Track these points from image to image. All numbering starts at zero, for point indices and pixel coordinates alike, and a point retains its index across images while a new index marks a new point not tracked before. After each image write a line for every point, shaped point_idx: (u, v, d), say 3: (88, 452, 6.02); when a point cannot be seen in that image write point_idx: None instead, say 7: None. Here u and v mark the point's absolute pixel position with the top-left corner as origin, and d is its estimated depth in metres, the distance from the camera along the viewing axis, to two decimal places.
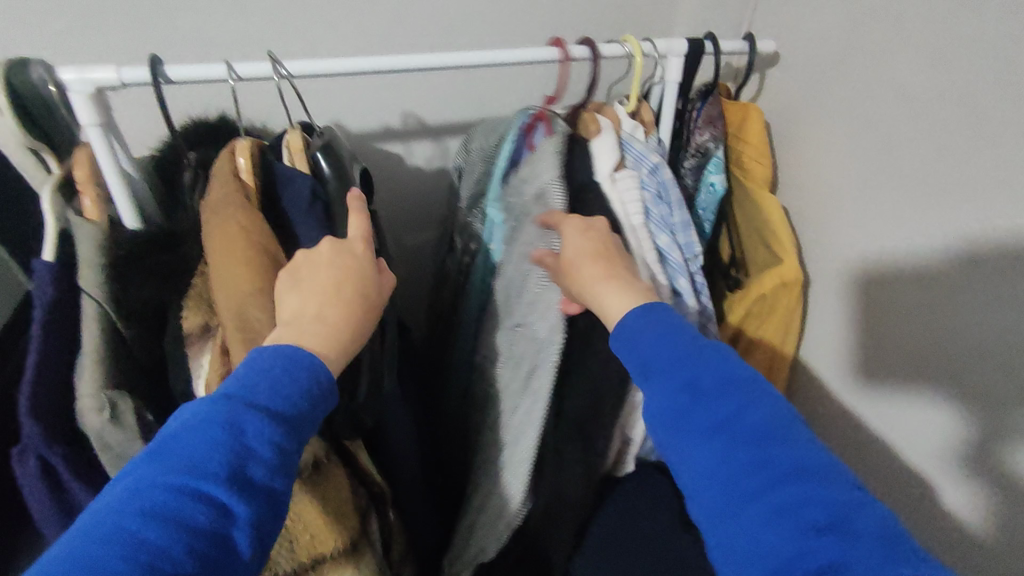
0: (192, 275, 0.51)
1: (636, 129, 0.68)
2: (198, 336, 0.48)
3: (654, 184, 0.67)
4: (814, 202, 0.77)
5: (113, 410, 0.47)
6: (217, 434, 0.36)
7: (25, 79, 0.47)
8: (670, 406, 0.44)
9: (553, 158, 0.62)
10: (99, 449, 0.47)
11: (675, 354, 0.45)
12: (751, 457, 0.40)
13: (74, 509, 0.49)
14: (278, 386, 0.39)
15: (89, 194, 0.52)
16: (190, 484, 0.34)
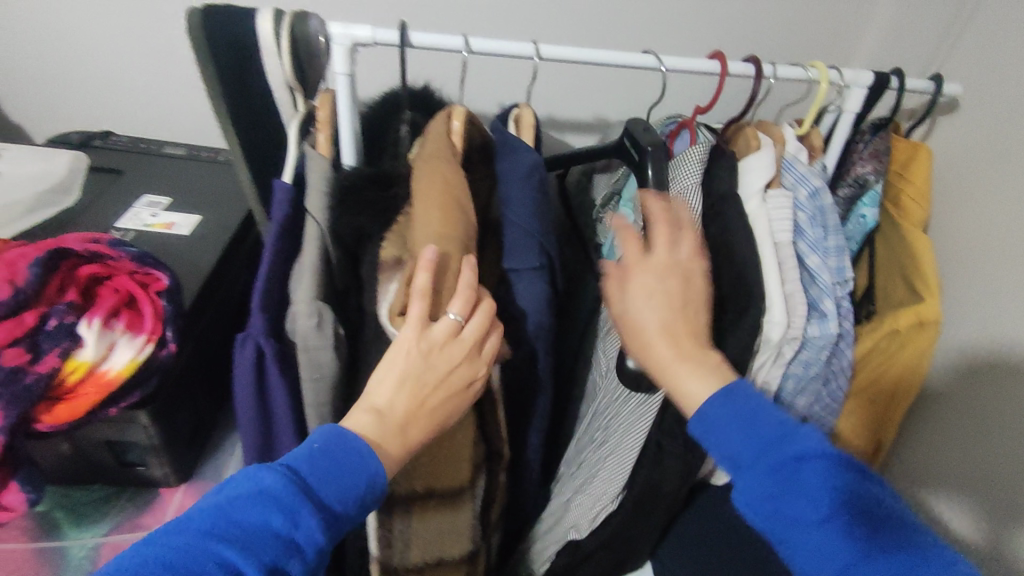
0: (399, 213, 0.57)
1: (801, 151, 0.69)
2: (391, 266, 0.53)
3: (812, 206, 0.68)
4: (978, 243, 0.68)
5: (319, 317, 0.53)
6: (273, 520, 0.35)
7: (303, 29, 0.55)
8: (769, 498, 0.40)
9: (697, 164, 0.65)
10: (302, 349, 0.53)
11: (763, 441, 0.40)
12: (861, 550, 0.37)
13: (268, 391, 0.56)
14: (342, 484, 0.38)
15: (324, 131, 0.59)
16: (232, 567, 0.34)
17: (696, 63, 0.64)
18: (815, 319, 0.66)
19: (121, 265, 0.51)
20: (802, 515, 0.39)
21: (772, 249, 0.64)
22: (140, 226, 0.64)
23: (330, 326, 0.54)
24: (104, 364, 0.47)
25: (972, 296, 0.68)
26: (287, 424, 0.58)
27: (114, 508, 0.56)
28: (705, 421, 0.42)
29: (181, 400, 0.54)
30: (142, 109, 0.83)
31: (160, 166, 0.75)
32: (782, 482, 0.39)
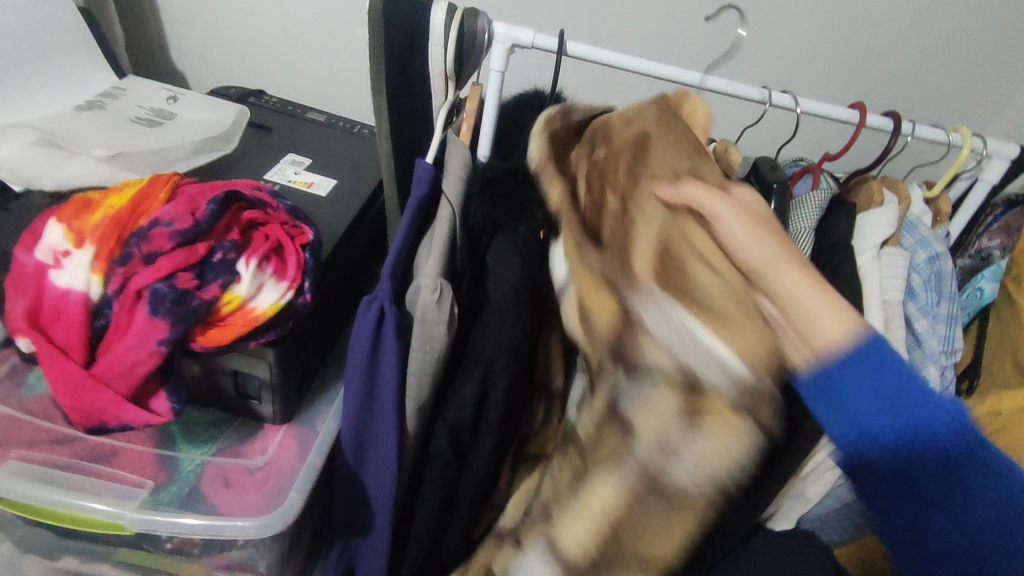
0: (532, 210, 0.58)
1: (926, 215, 0.69)
2: (513, 250, 0.58)
3: (929, 270, 0.67)
4: None
5: (440, 293, 0.57)
6: None
7: (472, 25, 0.60)
8: (874, 424, 0.38)
9: (815, 207, 0.66)
10: (420, 320, 0.58)
11: (875, 366, 0.38)
12: (942, 468, 0.38)
13: (376, 355, 0.59)
14: None
15: (468, 122, 0.64)
16: None
17: (837, 108, 0.64)
18: None
19: (276, 215, 0.57)
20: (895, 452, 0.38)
21: (880, 306, 0.64)
22: (285, 182, 0.70)
23: (448, 303, 0.58)
24: (252, 301, 0.52)
25: None
26: (386, 391, 0.61)
27: (223, 433, 0.61)
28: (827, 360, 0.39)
29: (301, 346, 0.59)
30: (291, 73, 0.90)
31: (301, 129, 0.81)
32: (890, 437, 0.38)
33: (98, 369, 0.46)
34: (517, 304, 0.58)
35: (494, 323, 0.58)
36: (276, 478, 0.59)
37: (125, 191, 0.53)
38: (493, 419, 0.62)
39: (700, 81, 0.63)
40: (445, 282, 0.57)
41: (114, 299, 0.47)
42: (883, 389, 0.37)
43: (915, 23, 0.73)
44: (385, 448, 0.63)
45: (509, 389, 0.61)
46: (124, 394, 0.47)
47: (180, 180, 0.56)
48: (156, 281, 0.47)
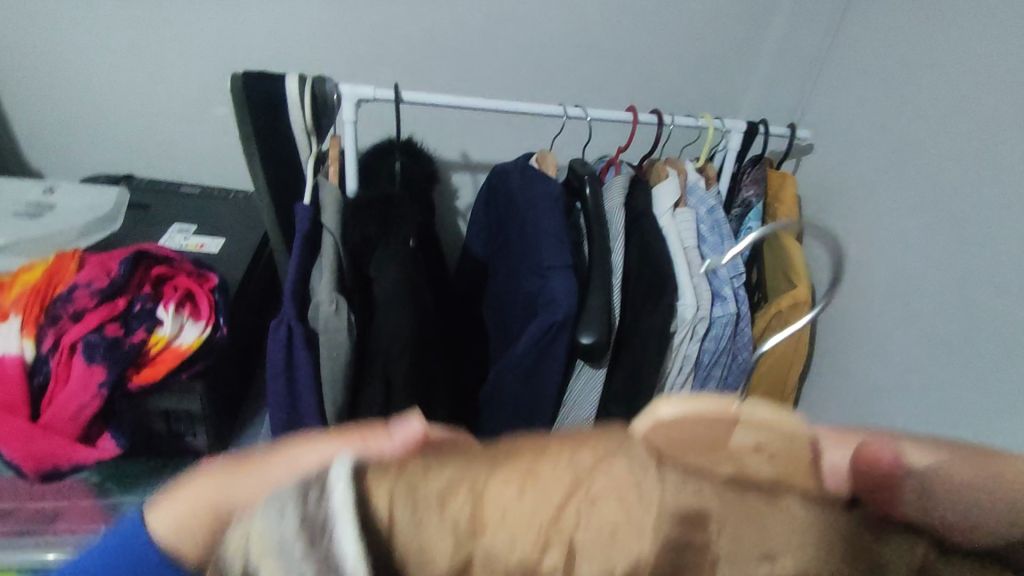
0: (396, 222, 0.74)
1: (699, 180, 0.91)
2: (390, 256, 0.72)
3: (710, 220, 0.89)
4: (841, 247, 0.92)
5: (336, 304, 0.68)
6: None
7: (321, 88, 0.74)
8: None
9: (620, 188, 0.87)
10: (324, 330, 0.69)
11: None
12: None
13: (292, 369, 0.68)
14: None
15: (334, 165, 0.76)
16: None
17: (615, 112, 0.85)
18: (718, 301, 0.86)
19: (182, 267, 0.65)
20: None
21: (680, 251, 0.85)
22: (177, 247, 0.77)
23: (345, 313, 0.69)
24: (176, 340, 0.59)
25: (847, 286, 0.91)
26: (305, 402, 0.70)
27: (161, 477, 0.65)
28: None
29: (225, 379, 0.66)
30: (157, 155, 0.97)
31: (179, 201, 0.89)
32: None
33: (46, 419, 0.52)
34: (403, 301, 0.71)
35: (383, 318, 0.71)
36: None
37: (35, 270, 0.59)
38: (401, 403, 0.73)
39: (513, 106, 0.81)
40: (340, 296, 0.69)
41: (48, 356, 0.53)
42: None
43: (659, 46, 0.98)
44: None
45: (411, 376, 0.73)
46: (73, 437, 0.53)
47: (84, 254, 0.63)
48: (88, 333, 0.54)
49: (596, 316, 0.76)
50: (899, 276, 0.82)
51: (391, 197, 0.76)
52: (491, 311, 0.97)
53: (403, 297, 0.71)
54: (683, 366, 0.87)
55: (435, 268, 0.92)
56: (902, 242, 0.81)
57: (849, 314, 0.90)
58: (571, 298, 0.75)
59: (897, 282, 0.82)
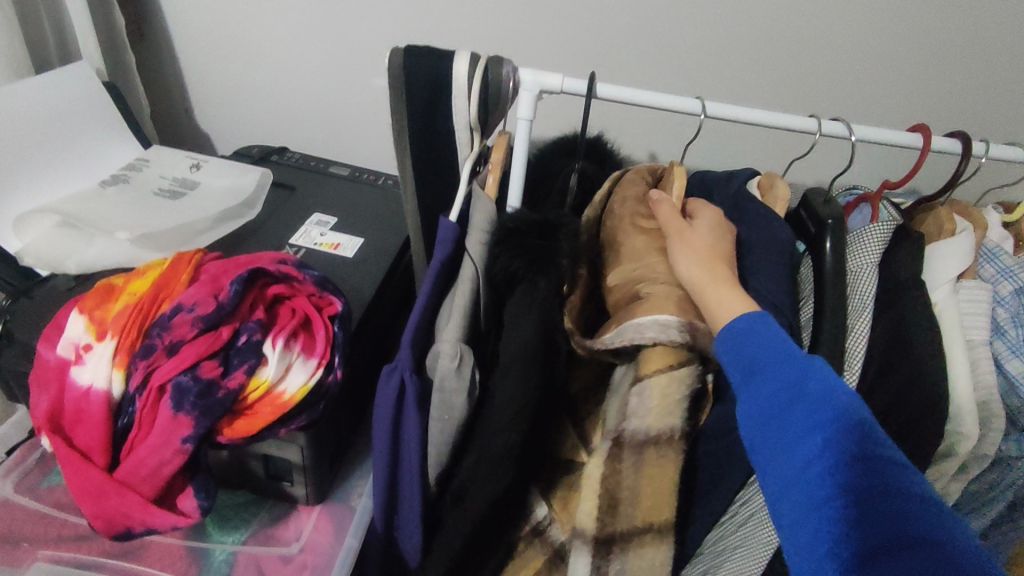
0: (555, 263, 0.53)
1: (1006, 241, 0.63)
2: (539, 304, 0.52)
3: (1016, 303, 0.61)
4: None
5: (459, 360, 0.53)
6: None
7: (496, 73, 0.55)
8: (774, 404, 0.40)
9: (878, 240, 0.60)
10: (438, 388, 0.54)
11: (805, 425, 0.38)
12: (817, 465, 0.37)
13: (399, 423, 0.55)
14: None
15: (494, 173, 0.59)
16: None
17: (896, 133, 0.59)
18: (1007, 428, 0.59)
19: (303, 286, 0.54)
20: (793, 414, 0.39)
21: (965, 351, 0.58)
22: (310, 246, 0.67)
23: (469, 369, 0.54)
24: (280, 384, 0.49)
25: None
26: (410, 466, 0.57)
27: (257, 515, 0.60)
28: (734, 335, 0.43)
29: (333, 423, 0.56)
30: (314, 130, 0.88)
31: (327, 182, 0.80)
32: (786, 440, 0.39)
33: (125, 472, 0.44)
34: (523, 367, 0.52)
35: (502, 384, 0.52)
36: (313, 566, 0.58)
37: (146, 274, 0.50)
38: (480, 500, 0.55)
39: (748, 117, 0.58)
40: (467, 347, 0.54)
41: (136, 396, 0.45)
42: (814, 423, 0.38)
43: (958, 41, 0.71)
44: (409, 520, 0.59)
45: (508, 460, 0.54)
46: (150, 496, 0.45)
47: (203, 255, 0.54)
48: (180, 372, 0.45)
49: None
50: None
51: (556, 225, 0.55)
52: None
53: (528, 362, 0.51)
54: None
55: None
56: None
57: None
58: None
59: None
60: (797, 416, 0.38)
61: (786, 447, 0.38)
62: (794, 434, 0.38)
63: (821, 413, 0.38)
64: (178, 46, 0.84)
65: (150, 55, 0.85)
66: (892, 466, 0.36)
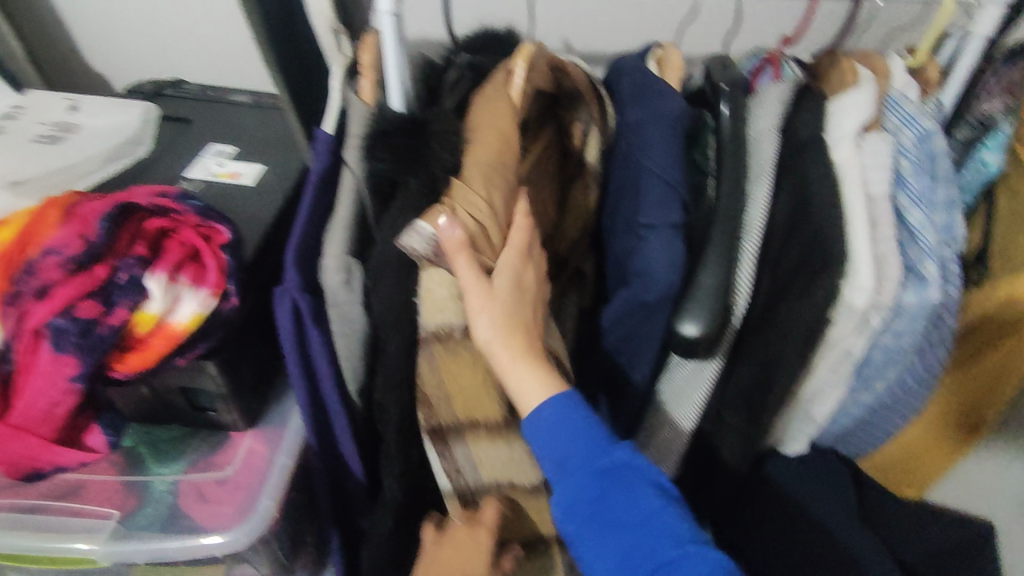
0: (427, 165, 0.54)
1: (911, 86, 0.60)
2: (419, 204, 0.52)
3: (919, 151, 0.59)
4: None
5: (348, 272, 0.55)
6: None
7: None
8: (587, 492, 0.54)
9: (775, 108, 0.62)
10: (331, 302, 0.55)
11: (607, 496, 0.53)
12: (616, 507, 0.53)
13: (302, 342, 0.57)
14: None
15: (368, 77, 0.57)
16: None
17: None
18: (909, 281, 0.58)
19: (185, 219, 0.53)
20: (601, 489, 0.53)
21: (867, 205, 0.57)
22: (207, 179, 0.65)
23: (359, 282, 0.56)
24: (171, 316, 0.49)
25: None
26: (324, 380, 0.60)
27: (191, 446, 0.62)
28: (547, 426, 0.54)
29: (244, 350, 0.57)
30: (209, 60, 0.84)
31: (223, 110, 0.75)
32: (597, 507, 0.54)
33: (17, 418, 0.46)
34: (399, 273, 0.54)
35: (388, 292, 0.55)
36: (246, 486, 0.61)
37: (14, 224, 0.49)
38: (390, 410, 0.58)
39: None
40: (353, 260, 0.56)
41: (17, 341, 0.46)
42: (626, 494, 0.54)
43: None
44: (337, 425, 0.63)
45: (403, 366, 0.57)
46: (51, 436, 0.47)
47: (79, 198, 0.52)
48: (53, 316, 0.45)
49: (711, 299, 0.54)
50: None
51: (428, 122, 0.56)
52: (596, 257, 0.77)
53: (406, 268, 0.54)
54: (840, 366, 0.62)
55: (559, 193, 0.71)
56: None
57: None
58: (672, 273, 0.55)
59: None
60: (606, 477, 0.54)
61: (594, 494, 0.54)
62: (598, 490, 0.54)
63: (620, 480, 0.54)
64: None
65: None
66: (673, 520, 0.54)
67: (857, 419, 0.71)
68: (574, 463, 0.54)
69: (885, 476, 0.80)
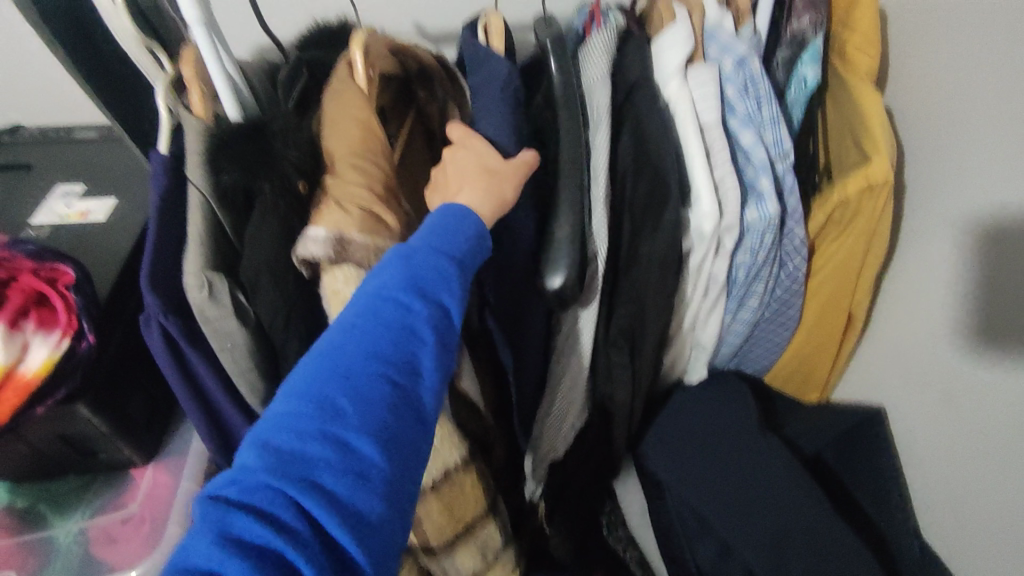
0: (268, 164, 0.54)
1: (725, 17, 0.63)
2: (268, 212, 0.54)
3: (741, 76, 0.62)
4: (917, 102, 0.67)
5: (209, 289, 0.53)
6: (332, 424, 0.35)
7: None
8: (303, 407, 0.35)
9: (603, 51, 0.61)
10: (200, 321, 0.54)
11: (352, 345, 0.38)
12: (346, 380, 0.37)
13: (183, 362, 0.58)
14: (432, 261, 0.41)
15: (196, 90, 0.56)
16: (327, 428, 0.35)
17: None
18: (751, 200, 0.61)
19: (22, 264, 0.52)
20: (335, 369, 0.37)
21: (701, 137, 0.60)
22: (55, 222, 0.63)
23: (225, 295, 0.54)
24: (21, 365, 0.48)
25: (931, 159, 0.66)
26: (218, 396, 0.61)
27: (91, 492, 0.61)
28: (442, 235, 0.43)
29: (117, 389, 0.56)
30: (58, 101, 0.82)
31: (64, 147, 0.72)
32: (342, 379, 0.37)
33: None
34: (272, 279, 0.55)
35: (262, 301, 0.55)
36: (151, 518, 0.61)
37: None
38: None
39: None
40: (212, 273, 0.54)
41: None
42: (379, 323, 0.39)
43: None
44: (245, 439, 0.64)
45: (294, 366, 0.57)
46: None
47: None
48: None
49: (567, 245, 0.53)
50: (1000, 132, 0.56)
51: (262, 125, 0.56)
52: None
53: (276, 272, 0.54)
54: (709, 289, 0.66)
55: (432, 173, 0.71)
56: (992, 98, 0.57)
57: (959, 203, 0.62)
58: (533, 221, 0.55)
59: (988, 147, 0.58)
60: (376, 362, 0.38)
61: (339, 375, 0.37)
62: (362, 362, 0.37)
63: (383, 337, 0.39)
64: None
65: None
66: (414, 336, 0.39)
67: (746, 337, 0.75)
68: (362, 346, 0.38)
69: (787, 385, 0.86)
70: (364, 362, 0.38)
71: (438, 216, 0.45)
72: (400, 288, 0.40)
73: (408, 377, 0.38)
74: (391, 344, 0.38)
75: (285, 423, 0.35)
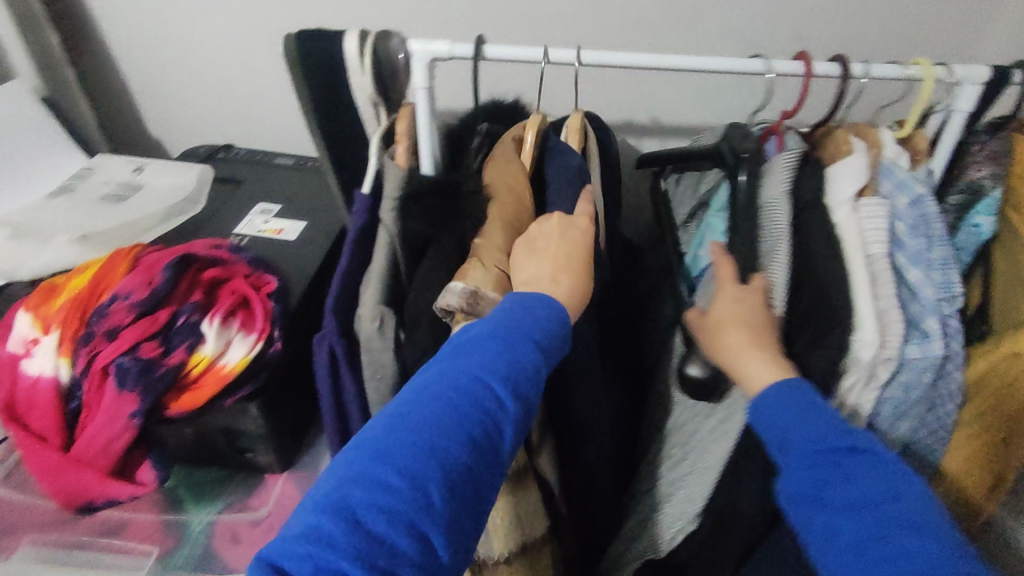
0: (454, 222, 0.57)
1: (901, 156, 0.65)
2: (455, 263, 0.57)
3: (914, 214, 0.63)
4: None
5: (381, 321, 0.57)
6: (409, 493, 0.37)
7: (385, 49, 0.60)
8: (393, 440, 0.39)
9: (781, 174, 0.63)
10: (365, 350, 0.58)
11: (433, 409, 0.41)
12: (422, 440, 0.39)
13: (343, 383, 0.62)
14: (517, 352, 0.44)
15: (404, 144, 0.62)
16: (410, 485, 0.38)
17: (784, 62, 0.61)
18: (915, 335, 0.61)
19: (235, 268, 0.58)
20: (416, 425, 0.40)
21: (872, 266, 0.60)
22: (254, 233, 0.70)
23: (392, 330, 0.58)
24: (222, 358, 0.53)
25: None
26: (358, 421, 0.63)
27: (228, 488, 0.65)
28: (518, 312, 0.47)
29: (285, 396, 0.61)
30: (266, 130, 0.94)
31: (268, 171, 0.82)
32: (421, 429, 0.40)
33: (79, 450, 0.51)
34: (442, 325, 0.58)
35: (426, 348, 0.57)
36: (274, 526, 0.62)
37: (87, 270, 0.56)
38: None
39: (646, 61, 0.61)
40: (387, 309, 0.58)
41: (83, 378, 0.51)
42: (458, 398, 0.42)
43: None
44: None
45: None
46: (106, 470, 0.53)
47: (142, 250, 0.59)
48: (120, 355, 0.50)
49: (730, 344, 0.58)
50: None
51: (457, 182, 0.60)
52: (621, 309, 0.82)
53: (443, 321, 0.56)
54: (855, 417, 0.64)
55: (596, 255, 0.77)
56: None
57: None
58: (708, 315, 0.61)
59: None
60: (456, 428, 0.40)
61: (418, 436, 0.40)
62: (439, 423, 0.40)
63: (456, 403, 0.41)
64: (122, 59, 0.88)
65: (94, 68, 0.89)
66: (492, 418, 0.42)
67: None
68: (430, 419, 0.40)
69: None
70: (442, 422, 0.40)
71: (522, 298, 0.48)
72: (480, 356, 0.44)
73: (478, 459, 0.40)
74: (470, 414, 0.41)
75: (374, 455, 0.39)
